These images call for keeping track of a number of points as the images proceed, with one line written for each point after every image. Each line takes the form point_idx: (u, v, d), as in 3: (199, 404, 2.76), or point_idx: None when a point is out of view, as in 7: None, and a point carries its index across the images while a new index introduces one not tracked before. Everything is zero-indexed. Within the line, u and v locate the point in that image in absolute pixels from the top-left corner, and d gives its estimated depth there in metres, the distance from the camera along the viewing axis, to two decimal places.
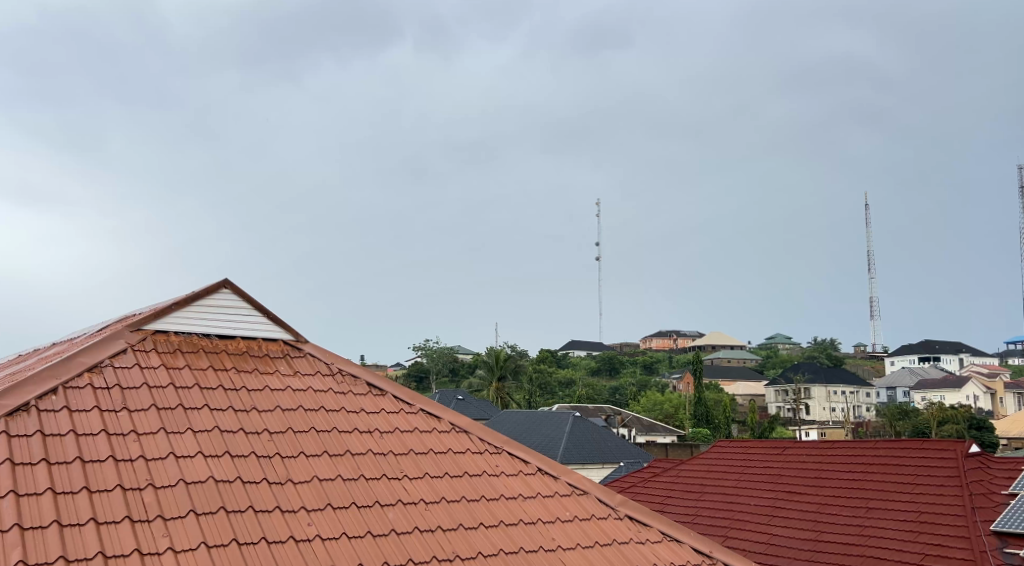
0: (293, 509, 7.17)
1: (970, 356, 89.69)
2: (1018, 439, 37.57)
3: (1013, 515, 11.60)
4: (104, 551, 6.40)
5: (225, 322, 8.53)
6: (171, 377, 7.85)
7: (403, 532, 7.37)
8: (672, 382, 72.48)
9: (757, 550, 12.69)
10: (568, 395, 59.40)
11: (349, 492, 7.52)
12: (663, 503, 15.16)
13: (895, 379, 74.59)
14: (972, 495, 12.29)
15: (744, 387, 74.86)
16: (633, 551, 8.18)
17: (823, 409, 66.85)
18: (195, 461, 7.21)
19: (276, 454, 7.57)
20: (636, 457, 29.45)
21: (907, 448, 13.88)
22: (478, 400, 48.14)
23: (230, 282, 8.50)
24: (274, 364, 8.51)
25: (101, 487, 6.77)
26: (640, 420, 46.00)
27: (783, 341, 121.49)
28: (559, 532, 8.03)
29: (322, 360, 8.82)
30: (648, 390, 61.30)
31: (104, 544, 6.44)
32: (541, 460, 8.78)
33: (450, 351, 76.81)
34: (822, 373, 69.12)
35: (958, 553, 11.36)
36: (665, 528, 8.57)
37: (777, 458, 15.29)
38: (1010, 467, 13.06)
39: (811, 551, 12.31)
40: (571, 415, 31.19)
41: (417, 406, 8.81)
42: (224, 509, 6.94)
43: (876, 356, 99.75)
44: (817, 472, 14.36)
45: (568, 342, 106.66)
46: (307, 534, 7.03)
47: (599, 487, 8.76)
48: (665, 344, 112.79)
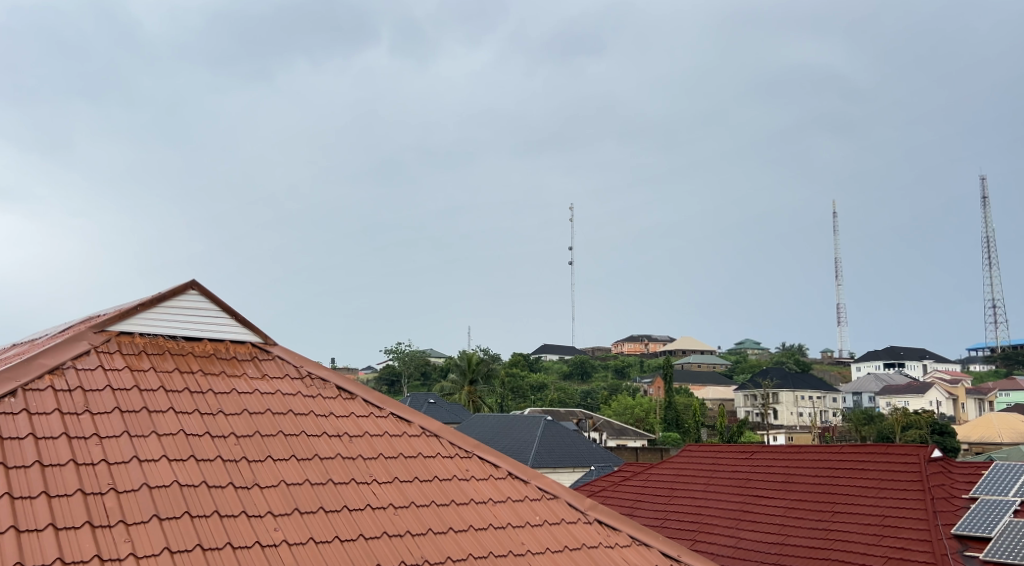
0: (260, 514, 7.24)
1: (934, 362, 90.85)
2: (979, 445, 38.10)
3: (974, 519, 11.85)
4: (63, 556, 6.45)
5: (190, 321, 8.58)
6: (136, 379, 7.91)
7: (371, 537, 7.45)
8: (643, 386, 72.69)
9: (724, 554, 12.86)
10: (540, 398, 59.62)
11: (317, 496, 7.60)
12: (633, 508, 15.27)
13: (861, 384, 75.36)
14: (934, 499, 12.53)
15: (713, 392, 75.37)
16: (601, 554, 8.31)
17: (790, 413, 67.23)
18: (160, 464, 7.27)
19: (242, 458, 7.64)
20: (607, 460, 29.63)
21: (872, 453, 14.11)
22: (450, 404, 48.13)
23: (197, 283, 8.57)
24: (242, 367, 8.57)
25: (60, 492, 6.81)
26: (612, 424, 46.19)
27: (752, 346, 122.56)
28: (529, 537, 8.13)
29: (291, 363, 8.89)
30: (619, 394, 61.53)
31: (62, 549, 6.48)
32: (512, 465, 8.89)
33: (422, 354, 76.72)
34: (790, 378, 69.65)
35: (920, 556, 11.57)
36: (634, 532, 8.70)
37: (745, 462, 15.50)
38: (971, 472, 13.34)
39: (777, 555, 12.47)
40: (543, 418, 31.33)
41: (386, 410, 8.90)
42: (189, 514, 7.00)
43: (842, 362, 100.89)
44: (785, 476, 14.54)
45: (541, 346, 106.90)
46: (274, 539, 7.10)
47: (570, 491, 8.88)
48: (636, 349, 113.54)
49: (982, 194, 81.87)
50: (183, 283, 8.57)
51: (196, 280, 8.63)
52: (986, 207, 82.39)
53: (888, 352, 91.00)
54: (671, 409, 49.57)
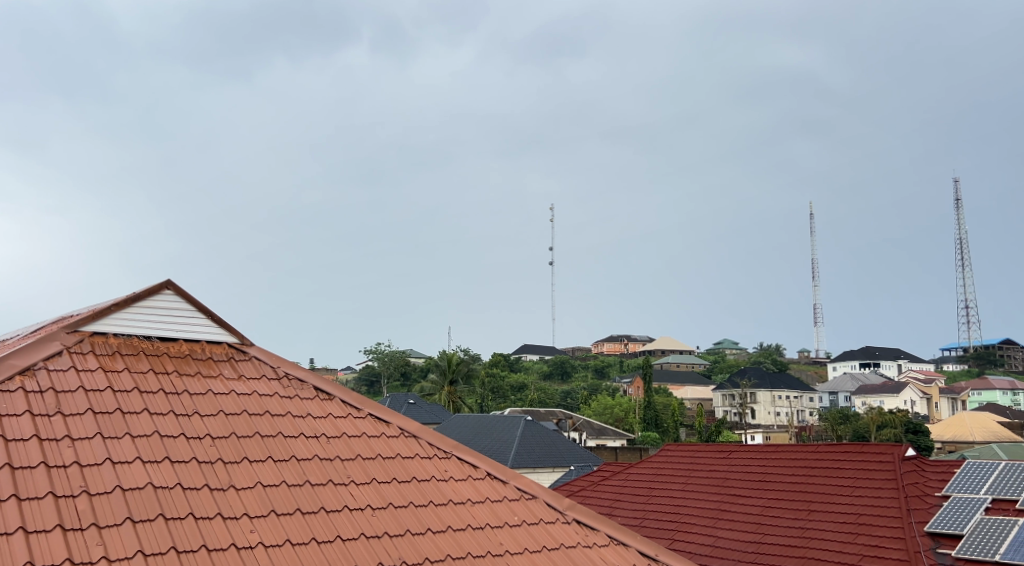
0: (235, 516, 7.29)
1: (909, 362, 91.67)
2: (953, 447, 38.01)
3: (947, 517, 12.01)
4: (33, 560, 6.47)
5: (166, 321, 8.61)
6: (109, 380, 7.92)
7: (348, 538, 7.51)
8: (623, 386, 72.95)
9: (701, 553, 12.98)
10: (521, 398, 59.76)
11: (294, 498, 7.65)
12: (612, 507, 15.37)
13: (837, 383, 75.95)
14: (908, 497, 12.68)
15: (692, 392, 75.78)
16: (579, 554, 8.40)
17: (768, 413, 67.61)
18: (133, 466, 7.31)
19: (218, 459, 7.68)
20: (586, 460, 29.77)
21: (847, 452, 14.27)
22: (429, 404, 48.21)
23: (171, 283, 8.60)
24: (218, 367, 8.61)
25: (31, 495, 6.83)
26: (591, 423, 46.35)
27: (730, 346, 123.24)
28: (507, 537, 8.21)
29: (267, 363, 8.94)
30: (599, 394, 61.75)
31: (32, 554, 6.51)
32: (491, 465, 8.98)
33: (401, 354, 76.68)
34: (768, 377, 70.03)
35: (894, 554, 11.70)
36: (613, 532, 8.80)
37: (723, 462, 15.63)
38: (944, 470, 13.52)
39: (755, 553, 12.58)
40: (522, 418, 31.42)
41: (365, 410, 8.97)
42: (163, 516, 7.04)
43: (819, 362, 101.61)
44: (762, 476, 14.68)
45: (520, 345, 107.05)
46: (250, 541, 7.15)
47: (548, 492, 8.97)
48: (615, 349, 113.93)
49: (957, 196, 82.67)
50: (159, 283, 8.59)
51: (172, 280, 8.67)
52: (960, 208, 83.21)
53: (863, 352, 91.72)
54: (650, 409, 49.77)
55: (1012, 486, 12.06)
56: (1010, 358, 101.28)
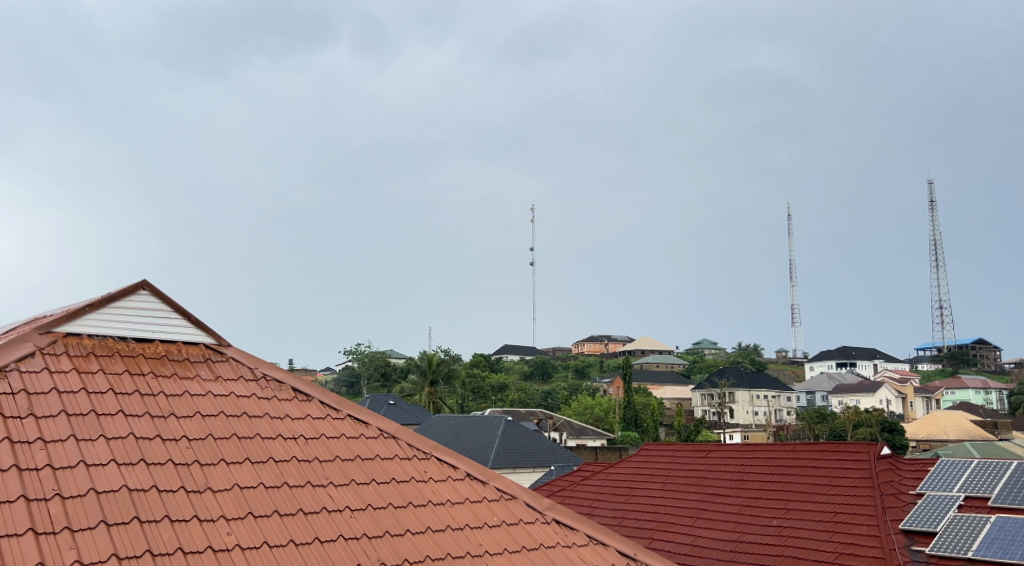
0: (212, 518, 7.32)
1: (885, 362, 92.32)
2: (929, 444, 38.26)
3: (921, 515, 12.16)
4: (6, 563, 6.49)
5: (141, 321, 8.62)
6: (83, 382, 7.93)
7: (326, 540, 7.55)
8: (603, 386, 73.08)
9: (681, 552, 13.06)
10: (501, 398, 59.81)
11: (271, 499, 7.68)
12: (592, 507, 15.45)
13: (814, 383, 76.39)
14: (883, 495, 12.82)
15: (672, 392, 76.05)
16: (558, 554, 8.47)
17: (746, 412, 67.95)
18: (107, 469, 7.31)
19: (194, 461, 7.71)
20: (566, 460, 29.85)
21: (824, 451, 14.41)
22: (409, 405, 48.14)
23: (147, 283, 8.62)
24: (195, 369, 8.63)
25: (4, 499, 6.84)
26: (572, 423, 46.44)
27: (709, 345, 123.68)
28: (486, 537, 8.27)
29: (245, 364, 8.97)
30: (579, 394, 61.86)
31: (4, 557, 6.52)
32: (471, 466, 9.04)
33: (382, 354, 76.56)
34: (746, 377, 70.33)
35: (869, 551, 11.81)
36: (591, 532, 8.88)
37: (702, 461, 15.74)
38: (918, 468, 13.67)
39: (732, 552, 12.68)
40: (503, 419, 31.46)
41: (343, 411, 9.01)
42: (138, 519, 7.07)
43: (796, 361, 102.16)
44: (741, 475, 14.79)
45: (501, 346, 107.03)
46: (226, 544, 7.18)
47: (527, 492, 9.04)
48: (595, 349, 114.11)
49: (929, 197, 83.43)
50: (134, 283, 8.61)
51: (147, 281, 8.68)
52: (935, 210, 83.93)
53: (840, 351, 92.27)
54: (630, 408, 49.87)
55: (985, 483, 12.22)
56: (983, 358, 102.25)
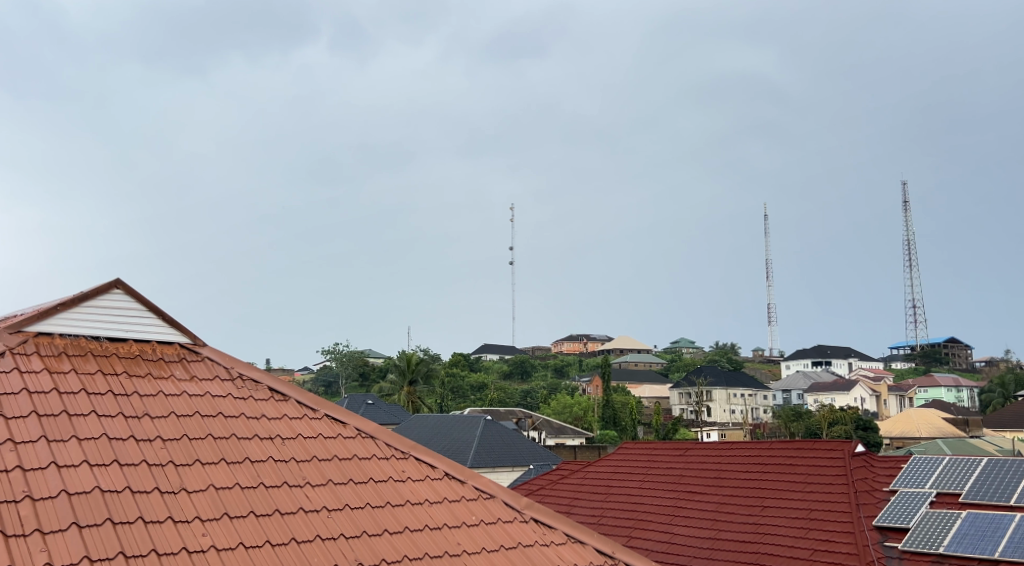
0: (187, 519, 7.35)
1: (859, 361, 93.05)
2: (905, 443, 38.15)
3: (893, 511, 12.30)
4: None
5: (113, 321, 8.62)
6: (55, 382, 7.94)
7: (303, 540, 7.59)
8: (582, 385, 73.29)
9: (658, 549, 13.16)
10: (480, 398, 59.86)
11: (247, 500, 7.72)
12: (571, 505, 15.53)
13: (790, 382, 76.90)
14: (857, 492, 12.96)
15: (650, 391, 76.36)
16: (537, 553, 8.53)
17: (723, 410, 68.34)
18: (79, 470, 7.32)
19: (169, 462, 7.73)
20: (545, 459, 29.96)
21: (801, 449, 14.54)
22: (388, 405, 48.10)
23: (121, 282, 8.61)
24: (169, 368, 8.65)
25: None
26: (550, 422, 46.63)
27: (688, 345, 124.13)
28: (464, 537, 8.33)
29: (220, 364, 8.99)
30: (558, 393, 62.04)
31: None
32: (449, 465, 9.10)
33: (361, 354, 76.52)
34: (723, 375, 70.71)
35: (843, 548, 11.93)
36: (570, 530, 8.95)
37: (680, 459, 15.86)
38: (892, 466, 13.83)
39: (709, 549, 12.79)
40: (482, 419, 31.50)
41: (321, 411, 9.05)
42: (111, 521, 7.08)
43: (772, 361, 102.74)
44: (718, 472, 14.93)
45: (480, 345, 107.04)
46: (201, 545, 7.21)
47: (506, 491, 9.10)
48: (575, 349, 114.33)
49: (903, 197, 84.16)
50: (108, 283, 8.60)
51: (121, 280, 8.67)
52: (908, 209, 84.70)
53: (816, 350, 92.88)
54: (608, 407, 50.12)
55: (956, 480, 12.38)
56: (955, 356, 103.27)
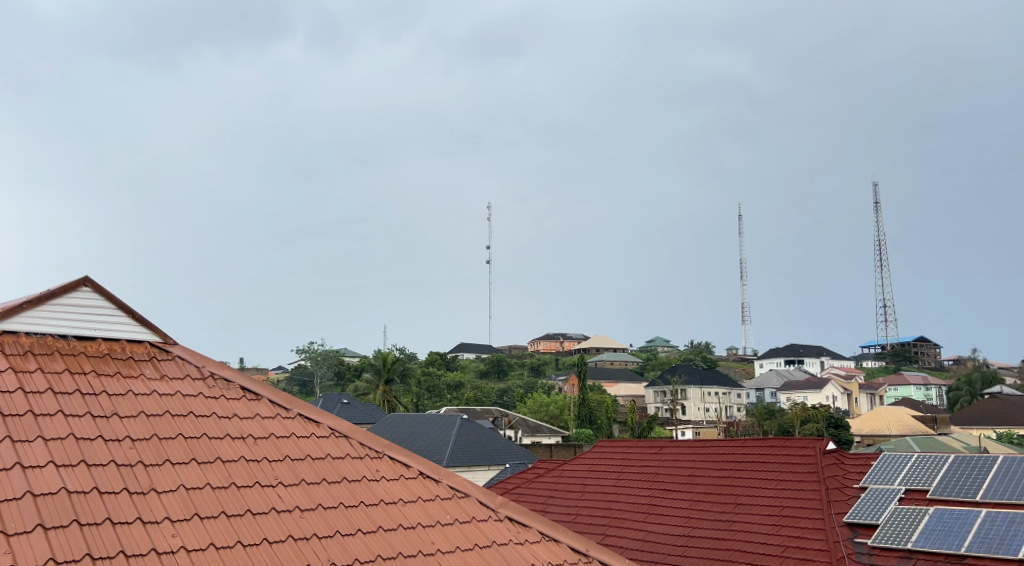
0: (156, 520, 7.35)
1: (831, 360, 93.86)
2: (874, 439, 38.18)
3: (864, 508, 12.42)
4: None
5: (82, 320, 8.58)
6: (21, 382, 7.90)
7: (275, 541, 7.61)
8: (558, 384, 73.42)
9: (633, 547, 13.21)
10: (456, 397, 59.85)
11: (218, 500, 7.72)
12: (546, 504, 15.55)
13: (764, 380, 77.40)
14: (828, 489, 13.09)
15: (625, 390, 76.68)
16: (511, 552, 8.57)
17: (698, 409, 68.70)
18: (46, 471, 7.31)
19: (138, 462, 7.72)
20: (520, 458, 30.09)
21: (772, 447, 14.65)
22: (364, 404, 47.99)
23: (89, 280, 8.58)
24: (138, 367, 8.64)
25: None
26: (527, 421, 46.75)
27: (663, 345, 124.66)
28: (438, 536, 8.36)
29: (192, 363, 8.98)
30: (535, 392, 62.13)
31: None
32: (423, 465, 9.12)
33: (335, 353, 76.47)
34: (698, 374, 71.02)
35: (814, 545, 12.03)
36: (544, 529, 9.01)
37: (653, 457, 15.94)
38: (862, 463, 13.97)
39: (683, 547, 12.86)
40: (457, 418, 31.52)
41: (294, 410, 9.05)
42: (77, 522, 7.07)
43: (746, 360, 103.35)
44: (691, 470, 15.02)
45: (456, 345, 106.95)
46: (171, 546, 7.22)
47: (481, 490, 9.15)
48: (551, 348, 114.44)
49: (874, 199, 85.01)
50: (76, 280, 8.56)
51: (89, 278, 8.64)
52: (879, 211, 85.61)
53: (788, 350, 93.52)
54: (585, 406, 50.27)
55: (924, 476, 12.52)
56: (924, 355, 104.20)
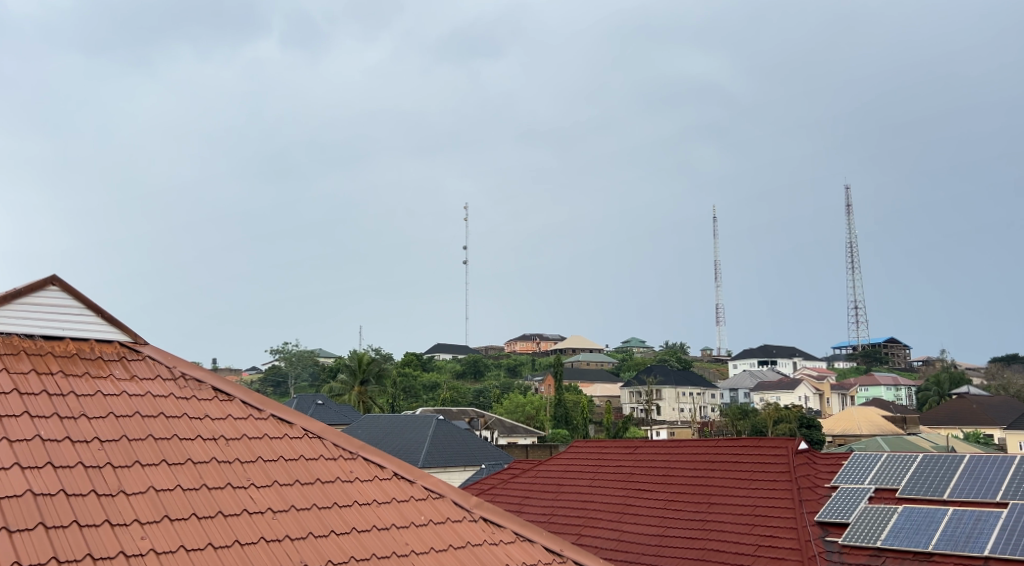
0: (125, 522, 7.32)
1: (803, 361, 94.51)
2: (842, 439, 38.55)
3: (835, 506, 12.53)
4: None
5: (49, 319, 8.53)
6: None
7: (247, 542, 7.60)
8: (535, 384, 73.48)
9: (607, 547, 13.26)
10: (432, 398, 59.88)
11: (189, 502, 7.71)
12: (521, 504, 15.59)
13: (738, 380, 77.80)
14: (800, 489, 13.18)
15: (601, 390, 76.90)
16: (485, 552, 8.60)
17: (672, 409, 68.96)
18: (13, 474, 7.27)
19: (107, 463, 7.69)
20: (497, 459, 30.14)
21: (745, 447, 14.74)
22: (338, 404, 47.88)
23: (57, 279, 8.54)
24: (108, 368, 8.61)
25: None
26: (503, 421, 46.78)
27: (639, 345, 125.17)
28: (412, 537, 8.37)
29: (162, 363, 8.96)
30: (511, 393, 62.15)
31: None
32: (397, 465, 9.14)
33: (310, 354, 76.32)
34: (673, 374, 71.25)
35: (787, 543, 12.11)
36: (518, 529, 9.04)
37: (628, 457, 16.01)
38: (833, 462, 14.08)
39: (657, 547, 12.93)
40: (433, 419, 31.49)
41: (266, 411, 9.04)
42: (43, 525, 7.04)
43: (720, 360, 103.88)
44: (665, 470, 15.10)
45: (432, 345, 106.86)
46: (140, 549, 7.19)
47: (455, 490, 9.17)
48: (528, 349, 114.57)
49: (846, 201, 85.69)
50: (44, 279, 8.52)
51: (57, 276, 8.60)
52: (851, 213, 86.28)
53: (762, 350, 94.07)
54: (561, 406, 50.39)
55: (894, 476, 12.63)
56: (894, 356, 105.11)
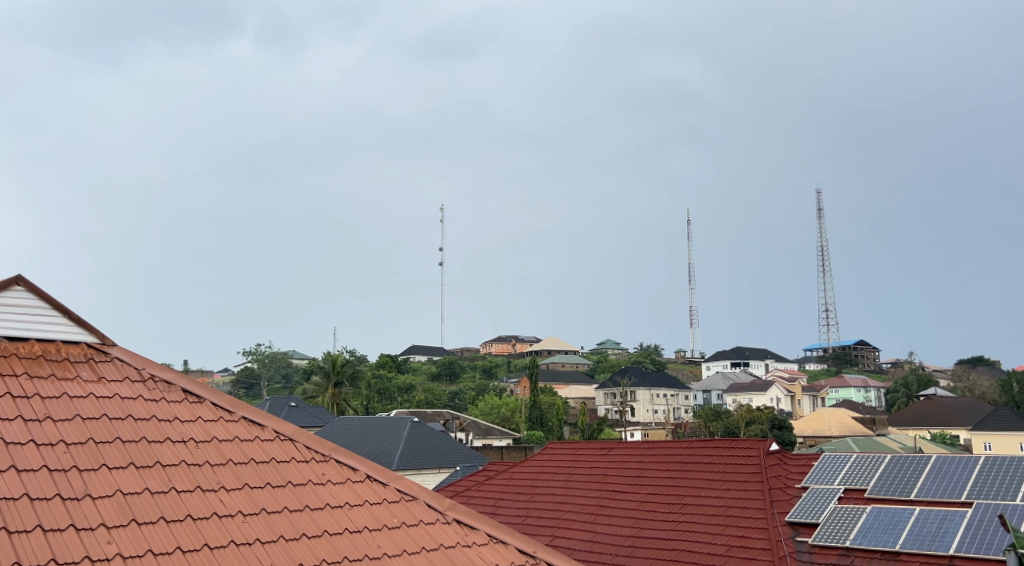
0: (91, 527, 7.27)
1: (776, 362, 95.11)
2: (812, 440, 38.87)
3: (806, 506, 12.61)
4: None
5: (15, 318, 8.46)
6: None
7: (217, 546, 7.57)
8: (510, 386, 73.45)
9: (582, 548, 13.29)
10: (407, 400, 59.80)
11: (157, 506, 7.66)
12: (495, 506, 15.61)
13: (712, 382, 78.18)
14: (771, 489, 13.25)
15: (575, 391, 77.05)
16: (458, 554, 8.61)
17: (647, 410, 69.18)
18: None
19: (72, 467, 7.64)
20: (471, 460, 30.16)
21: (717, 448, 14.82)
22: (311, 407, 47.62)
23: (23, 279, 8.45)
24: (75, 369, 8.55)
25: None
26: (477, 424, 46.76)
27: (613, 346, 125.61)
28: (385, 540, 8.36)
29: (130, 364, 8.91)
30: (486, 395, 62.13)
31: None
32: (370, 468, 9.12)
33: (284, 355, 75.96)
34: (647, 376, 71.46)
35: (758, 543, 12.17)
36: (491, 530, 9.05)
37: (602, 458, 16.06)
38: (804, 463, 14.17)
39: (630, 547, 12.97)
40: (408, 419, 31.46)
41: (237, 414, 9.00)
42: (6, 529, 6.99)
43: (694, 362, 104.43)
44: (639, 471, 15.16)
45: (408, 347, 106.71)
46: (106, 554, 7.15)
47: (428, 492, 9.17)
48: (502, 350, 114.71)
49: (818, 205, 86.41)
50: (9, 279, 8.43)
51: (22, 276, 8.49)
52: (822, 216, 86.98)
53: (735, 352, 94.63)
54: (535, 408, 50.46)
55: (862, 476, 12.74)
56: (864, 357, 106.06)
